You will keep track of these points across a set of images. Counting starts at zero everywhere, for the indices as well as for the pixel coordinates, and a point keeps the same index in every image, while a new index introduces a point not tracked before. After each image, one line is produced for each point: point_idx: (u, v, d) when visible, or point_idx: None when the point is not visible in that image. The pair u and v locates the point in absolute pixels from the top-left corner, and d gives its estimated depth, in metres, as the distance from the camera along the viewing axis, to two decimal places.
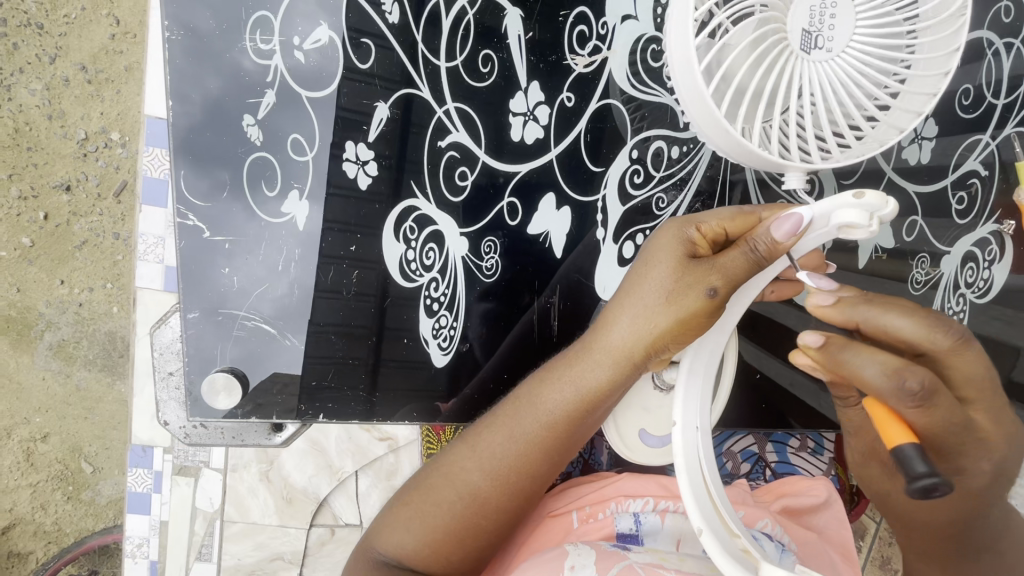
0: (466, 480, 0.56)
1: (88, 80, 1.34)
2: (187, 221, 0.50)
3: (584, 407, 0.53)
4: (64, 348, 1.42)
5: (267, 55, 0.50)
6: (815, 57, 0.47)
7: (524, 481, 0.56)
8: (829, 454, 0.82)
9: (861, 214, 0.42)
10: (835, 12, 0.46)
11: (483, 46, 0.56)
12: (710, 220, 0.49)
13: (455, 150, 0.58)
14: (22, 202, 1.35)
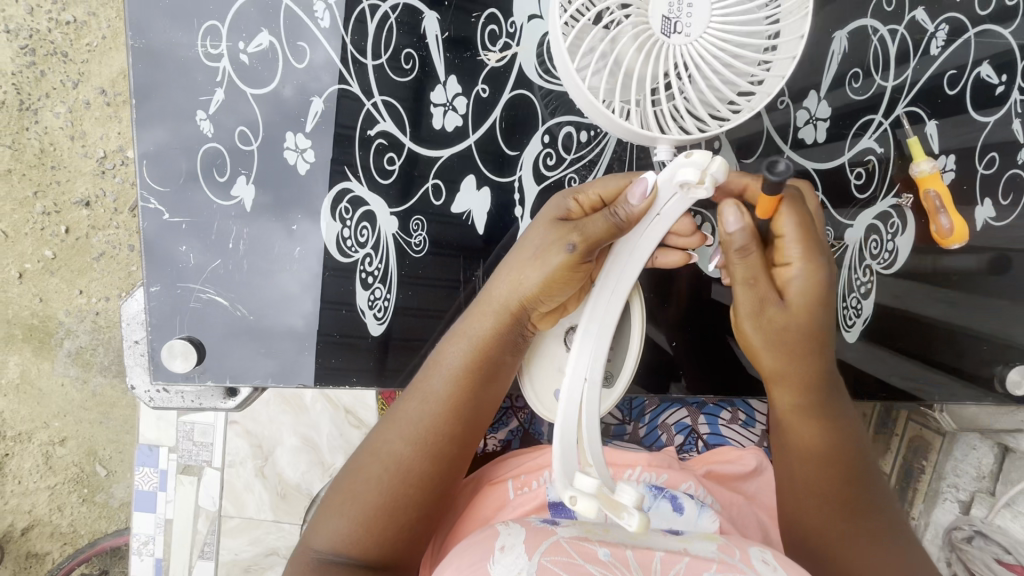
0: (389, 448, 0.60)
1: (108, 103, 1.49)
2: (149, 204, 0.64)
3: (483, 358, 0.60)
4: (82, 354, 1.58)
5: (215, 58, 0.63)
6: (677, 41, 0.54)
7: (443, 443, 0.61)
8: (759, 426, 0.86)
9: (692, 170, 0.49)
10: (692, 3, 0.54)
11: (405, 45, 0.64)
12: (585, 193, 0.57)
13: (384, 137, 0.66)
14: (46, 217, 1.51)
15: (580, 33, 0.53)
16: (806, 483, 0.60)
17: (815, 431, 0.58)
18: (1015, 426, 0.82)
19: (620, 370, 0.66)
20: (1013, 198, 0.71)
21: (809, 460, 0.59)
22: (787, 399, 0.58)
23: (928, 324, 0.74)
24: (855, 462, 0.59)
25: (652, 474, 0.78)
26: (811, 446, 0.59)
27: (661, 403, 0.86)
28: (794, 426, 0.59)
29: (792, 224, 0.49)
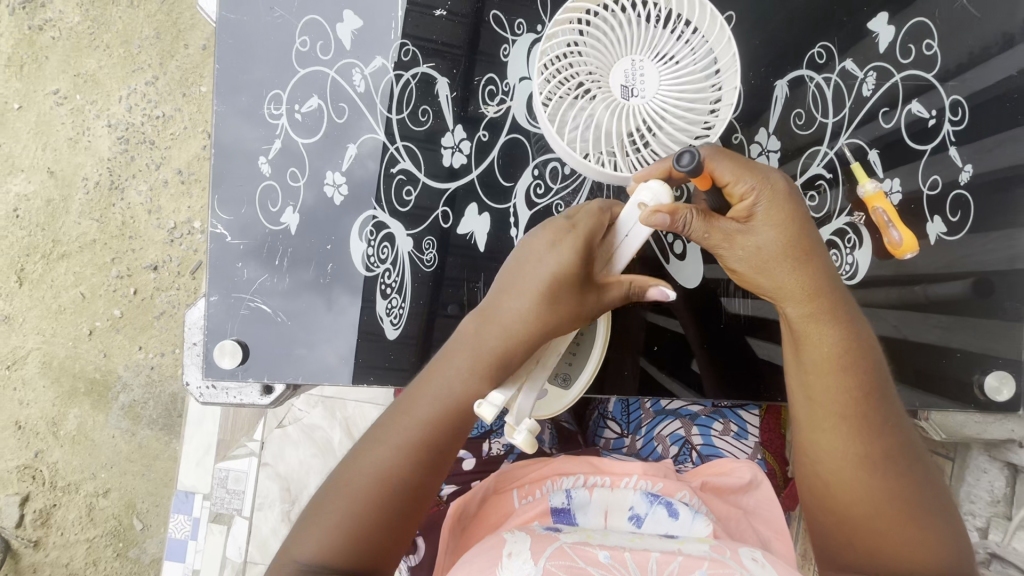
0: (382, 457, 0.61)
1: (182, 181, 1.78)
2: (216, 229, 0.81)
3: (483, 371, 0.63)
4: (133, 408, 1.78)
5: (276, 117, 0.81)
6: (635, 101, 0.68)
7: (439, 453, 0.62)
8: (752, 438, 0.90)
9: (648, 197, 0.63)
10: (643, 72, 0.68)
11: (422, 103, 0.81)
12: (580, 218, 0.67)
13: (403, 174, 0.81)
14: (119, 280, 1.77)
15: (555, 102, 0.67)
16: (821, 400, 0.61)
17: (839, 344, 0.60)
18: (1006, 437, 0.84)
19: (579, 374, 0.74)
20: (961, 215, 0.79)
21: (834, 376, 0.60)
22: (810, 314, 0.60)
23: (898, 330, 0.80)
24: (875, 378, 0.61)
25: (648, 482, 0.80)
26: (835, 360, 0.60)
27: (655, 414, 0.92)
28: (815, 340, 0.61)
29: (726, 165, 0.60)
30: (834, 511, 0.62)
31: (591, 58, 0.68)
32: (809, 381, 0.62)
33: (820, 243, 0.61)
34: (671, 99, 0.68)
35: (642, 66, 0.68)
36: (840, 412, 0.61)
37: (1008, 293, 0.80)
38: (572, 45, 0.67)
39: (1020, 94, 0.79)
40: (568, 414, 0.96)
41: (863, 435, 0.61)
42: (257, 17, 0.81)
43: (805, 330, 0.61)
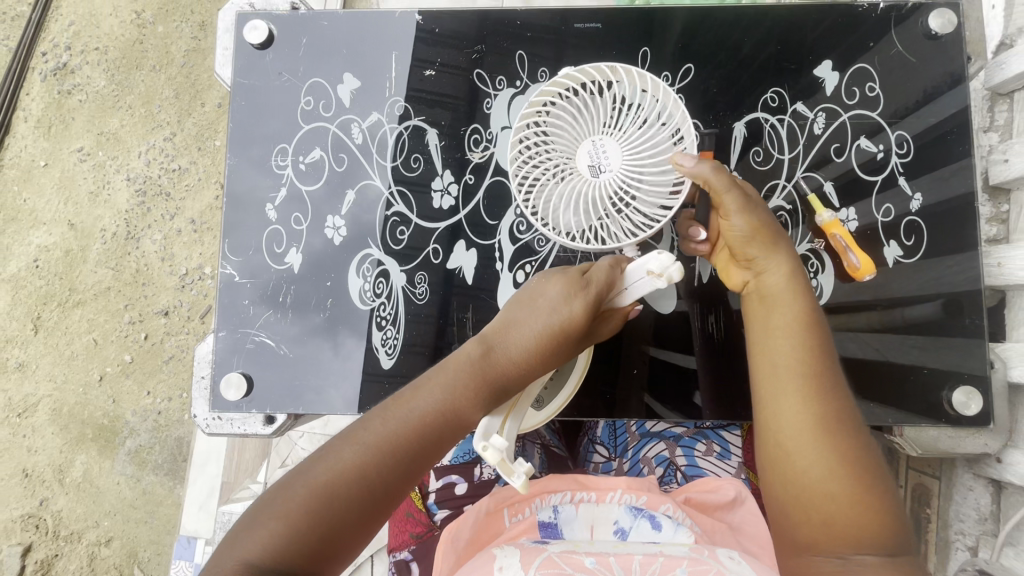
0: (368, 448, 0.59)
1: (195, 230, 1.88)
2: (226, 270, 0.88)
3: (483, 383, 0.66)
4: (139, 453, 1.81)
5: (282, 167, 0.90)
6: (602, 176, 0.73)
7: (420, 455, 0.61)
8: (734, 457, 0.93)
9: (657, 264, 0.66)
10: (605, 148, 0.73)
11: (414, 152, 0.90)
12: (596, 273, 0.71)
13: (397, 215, 0.89)
14: (131, 326, 1.84)
15: (532, 192, 0.74)
16: (789, 360, 0.66)
17: (802, 311, 0.68)
18: (982, 449, 0.86)
19: (552, 396, 0.79)
20: (915, 239, 0.86)
21: (800, 334, 0.67)
22: (774, 289, 0.69)
23: (862, 348, 0.85)
24: (831, 358, 0.66)
25: (632, 496, 0.84)
26: (799, 324, 0.67)
27: (641, 437, 0.95)
28: (776, 309, 0.69)
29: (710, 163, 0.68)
30: (804, 477, 0.62)
31: (556, 146, 0.74)
32: (777, 340, 0.67)
33: (782, 240, 0.70)
34: (637, 166, 0.72)
35: (603, 144, 0.73)
36: (808, 369, 0.65)
37: (969, 311, 0.85)
38: (536, 139, 0.74)
39: (962, 128, 0.86)
40: (559, 441, 1.01)
41: (829, 394, 0.64)
42: (267, 82, 0.91)
43: (775, 301, 0.69)
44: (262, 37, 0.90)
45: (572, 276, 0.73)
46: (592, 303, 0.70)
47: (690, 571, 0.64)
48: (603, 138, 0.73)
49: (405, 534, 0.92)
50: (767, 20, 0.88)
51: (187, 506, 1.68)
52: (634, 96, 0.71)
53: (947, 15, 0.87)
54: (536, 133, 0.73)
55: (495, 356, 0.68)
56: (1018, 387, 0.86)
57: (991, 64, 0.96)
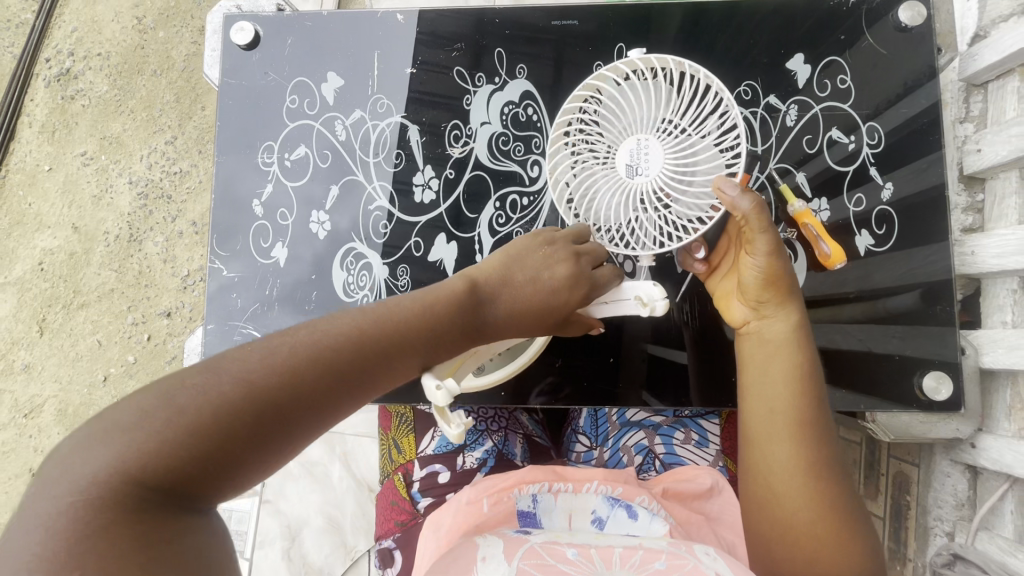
0: (280, 364, 0.47)
1: (195, 232, 1.91)
2: (215, 265, 0.91)
3: (452, 321, 0.57)
4: None
5: (269, 164, 0.92)
6: (639, 180, 0.68)
7: (330, 387, 0.49)
8: (712, 446, 0.94)
9: (652, 292, 0.68)
10: (648, 150, 0.68)
11: (396, 148, 0.92)
12: (557, 247, 0.68)
13: (380, 210, 0.91)
14: (134, 326, 1.88)
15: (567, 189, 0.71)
16: (785, 412, 0.66)
17: (802, 363, 0.67)
18: (953, 433, 0.87)
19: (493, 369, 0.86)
20: (887, 228, 0.87)
21: (799, 387, 0.66)
22: (777, 337, 0.67)
23: (831, 335, 0.87)
24: (823, 410, 0.67)
25: (609, 487, 0.85)
26: (798, 375, 0.66)
27: (621, 426, 0.97)
28: (778, 358, 0.67)
29: (758, 203, 0.62)
30: (792, 525, 0.64)
31: (603, 141, 0.71)
32: (773, 391, 0.67)
33: (796, 287, 0.67)
34: (677, 172, 0.68)
35: (648, 144, 0.68)
36: (801, 421, 0.65)
37: (941, 299, 0.86)
38: (580, 129, 0.70)
39: (933, 118, 0.88)
40: (543, 432, 1.03)
41: (821, 442, 0.65)
42: (254, 81, 0.94)
43: (777, 350, 0.67)
44: (248, 38, 0.92)
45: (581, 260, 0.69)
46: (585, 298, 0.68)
47: (668, 565, 0.65)
48: (650, 139, 0.68)
49: (390, 522, 0.95)
50: (739, 15, 0.90)
51: None
52: (691, 98, 0.66)
53: (916, 7, 0.88)
54: (582, 124, 0.70)
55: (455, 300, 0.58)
56: (991, 373, 0.87)
57: (965, 56, 0.97)
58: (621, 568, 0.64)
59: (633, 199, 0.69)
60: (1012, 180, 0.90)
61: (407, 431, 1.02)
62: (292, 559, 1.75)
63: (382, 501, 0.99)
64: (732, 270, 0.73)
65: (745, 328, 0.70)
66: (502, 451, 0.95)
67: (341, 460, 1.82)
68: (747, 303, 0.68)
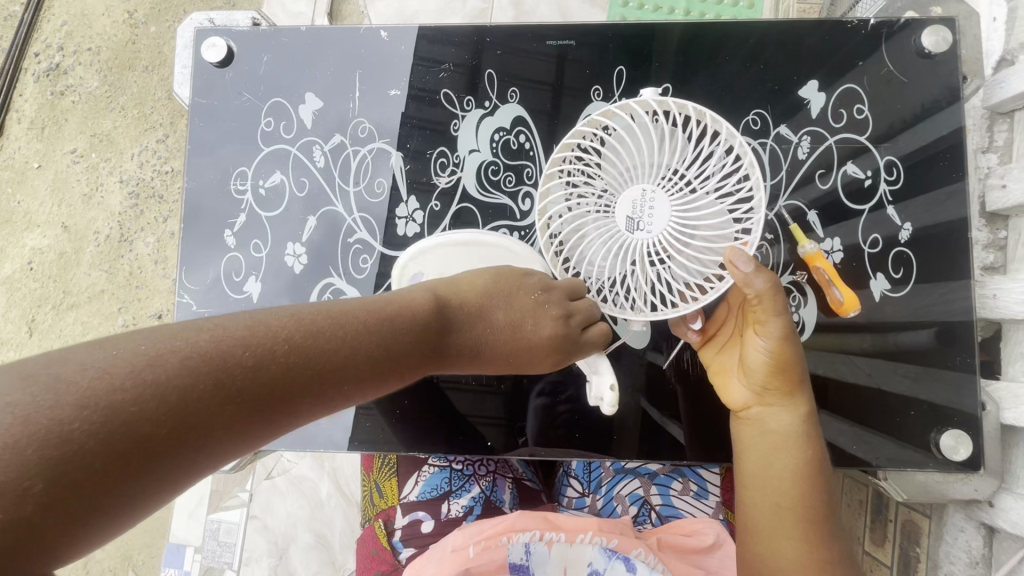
0: (237, 359, 0.42)
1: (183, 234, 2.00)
2: (183, 299, 0.85)
3: (410, 339, 0.54)
4: None
5: (242, 192, 0.86)
6: (638, 235, 0.61)
7: (282, 401, 0.44)
8: (712, 498, 0.88)
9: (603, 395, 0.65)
10: (653, 203, 0.61)
11: (377, 177, 0.86)
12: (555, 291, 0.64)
13: (359, 244, 0.85)
14: (124, 329, 1.83)
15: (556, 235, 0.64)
16: (792, 507, 0.61)
17: (811, 448, 0.62)
18: (971, 494, 0.82)
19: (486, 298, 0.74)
20: (904, 271, 0.81)
21: (807, 482, 0.61)
22: (785, 420, 0.63)
23: (843, 387, 0.81)
24: (831, 498, 0.63)
25: (605, 537, 0.80)
26: (809, 469, 0.62)
27: (615, 473, 0.91)
28: (786, 442, 0.62)
29: (774, 283, 0.57)
30: None
31: (604, 184, 0.63)
32: (780, 483, 0.62)
33: (803, 366, 0.63)
34: (684, 231, 0.61)
35: (653, 198, 0.61)
36: (811, 518, 0.61)
37: (959, 350, 0.80)
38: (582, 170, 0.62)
39: (957, 152, 0.81)
40: (534, 475, 0.98)
41: (829, 540, 0.61)
42: (227, 101, 0.88)
43: (784, 441, 0.62)
44: (221, 56, 0.86)
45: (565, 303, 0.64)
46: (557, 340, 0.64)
47: None
48: (656, 193, 0.61)
49: (370, 572, 0.88)
50: (749, 37, 0.83)
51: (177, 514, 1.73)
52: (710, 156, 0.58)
53: (941, 32, 0.81)
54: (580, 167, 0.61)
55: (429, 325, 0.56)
56: (1011, 428, 0.81)
57: (990, 82, 0.91)
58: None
59: (630, 255, 0.62)
60: None
61: (388, 475, 0.97)
62: None
63: (361, 548, 0.93)
64: (733, 344, 0.69)
65: (744, 412, 0.66)
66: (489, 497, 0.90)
67: (330, 475, 1.77)
68: (752, 387, 0.64)
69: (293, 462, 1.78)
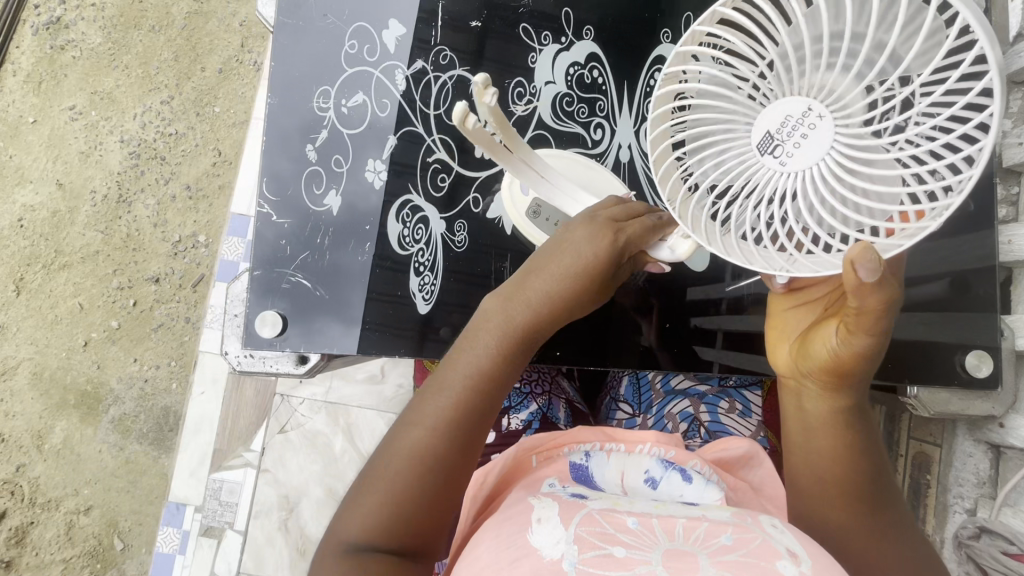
0: (439, 414, 0.66)
1: (190, 196, 2.03)
2: (262, 209, 0.88)
3: (516, 348, 0.70)
4: (153, 415, 1.98)
5: (324, 109, 0.90)
6: (767, 160, 0.50)
7: (476, 406, 0.67)
8: (755, 416, 0.98)
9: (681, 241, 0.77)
10: (812, 126, 0.48)
11: (457, 101, 0.93)
12: (601, 213, 0.76)
13: (438, 163, 0.92)
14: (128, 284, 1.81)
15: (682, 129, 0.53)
16: (835, 477, 0.65)
17: (855, 406, 0.64)
18: (985, 412, 0.93)
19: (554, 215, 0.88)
20: None
21: (845, 463, 0.64)
22: (838, 393, 0.63)
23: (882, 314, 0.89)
24: (871, 442, 0.65)
25: (660, 449, 0.85)
26: (850, 458, 0.64)
27: (665, 395, 1.00)
28: (833, 409, 0.64)
29: (885, 298, 0.53)
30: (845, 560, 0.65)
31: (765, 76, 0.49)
32: (816, 459, 0.66)
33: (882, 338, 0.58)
34: (835, 173, 0.49)
35: (814, 124, 0.48)
36: (852, 496, 0.64)
37: (980, 286, 0.90)
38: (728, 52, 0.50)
39: None
40: (582, 399, 1.05)
41: (870, 514, 0.64)
42: (309, 21, 0.91)
43: (824, 425, 0.65)
44: None
45: (605, 224, 0.74)
46: (614, 248, 0.73)
47: (735, 537, 0.60)
48: (822, 117, 0.47)
49: None
50: None
51: (177, 473, 1.81)
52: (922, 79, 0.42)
53: None
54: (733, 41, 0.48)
55: (526, 303, 0.71)
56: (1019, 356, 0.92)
57: (1010, 53, 1.00)
58: (684, 541, 0.60)
59: (753, 179, 0.52)
60: None
61: None
62: (288, 531, 1.70)
63: None
64: (808, 312, 0.68)
65: (789, 381, 0.67)
66: (547, 414, 0.96)
67: (343, 431, 1.77)
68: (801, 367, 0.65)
69: (306, 418, 1.78)
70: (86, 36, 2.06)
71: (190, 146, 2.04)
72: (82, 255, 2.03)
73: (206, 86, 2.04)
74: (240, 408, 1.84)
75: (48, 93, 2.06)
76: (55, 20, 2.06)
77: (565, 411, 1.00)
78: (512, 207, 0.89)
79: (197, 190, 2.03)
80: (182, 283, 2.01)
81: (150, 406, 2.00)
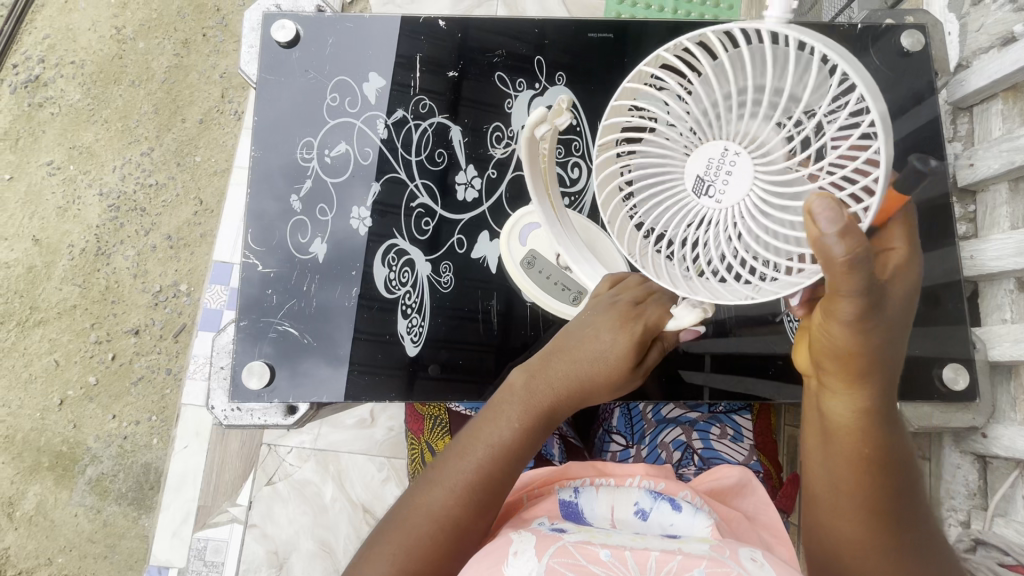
0: (467, 480, 0.69)
1: (170, 246, 2.02)
2: (249, 260, 0.94)
3: (537, 426, 0.73)
4: (137, 467, 1.93)
5: (308, 160, 0.96)
6: (703, 201, 0.53)
7: (500, 473, 0.70)
8: (746, 440, 0.99)
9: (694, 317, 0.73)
10: (731, 170, 0.51)
11: (438, 147, 0.97)
12: (624, 295, 0.77)
13: (422, 207, 0.96)
14: None
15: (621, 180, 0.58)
16: (850, 490, 0.61)
17: (878, 403, 0.59)
18: (971, 425, 0.94)
19: (543, 264, 0.91)
20: None
21: (867, 474, 0.60)
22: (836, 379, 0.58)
23: None
24: (893, 447, 0.60)
25: (651, 481, 0.83)
26: (861, 465, 0.60)
27: (657, 424, 1.01)
28: (837, 405, 0.60)
29: (856, 250, 0.45)
30: None
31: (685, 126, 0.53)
32: (839, 473, 0.61)
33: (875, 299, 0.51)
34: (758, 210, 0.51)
35: (733, 161, 0.50)
36: (874, 505, 0.60)
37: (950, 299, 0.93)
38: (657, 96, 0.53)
39: (931, 134, 0.99)
40: (576, 432, 1.06)
41: (888, 528, 0.60)
42: (293, 78, 0.97)
43: (840, 429, 0.60)
44: (289, 36, 0.96)
45: (623, 309, 0.75)
46: (638, 342, 0.73)
47: (709, 573, 0.58)
48: (740, 154, 0.50)
49: None
50: None
51: (160, 533, 1.74)
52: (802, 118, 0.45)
53: (915, 36, 1.01)
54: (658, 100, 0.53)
55: (550, 380, 0.75)
56: (995, 367, 0.95)
57: (953, 82, 1.07)
58: None
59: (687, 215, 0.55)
60: (1002, 192, 0.98)
61: (440, 434, 1.07)
62: None
63: None
64: None
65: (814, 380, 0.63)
66: (541, 450, 0.98)
67: (335, 478, 1.72)
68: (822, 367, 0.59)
69: (296, 467, 1.73)
70: (65, 92, 2.08)
71: (170, 196, 2.04)
72: (58, 311, 1.99)
73: (186, 137, 2.06)
74: (225, 460, 1.77)
75: (26, 149, 2.06)
76: (34, 78, 2.09)
77: (559, 446, 1.02)
78: (519, 279, 0.92)
79: (177, 239, 2.02)
80: (163, 334, 1.97)
81: (130, 463, 1.92)
